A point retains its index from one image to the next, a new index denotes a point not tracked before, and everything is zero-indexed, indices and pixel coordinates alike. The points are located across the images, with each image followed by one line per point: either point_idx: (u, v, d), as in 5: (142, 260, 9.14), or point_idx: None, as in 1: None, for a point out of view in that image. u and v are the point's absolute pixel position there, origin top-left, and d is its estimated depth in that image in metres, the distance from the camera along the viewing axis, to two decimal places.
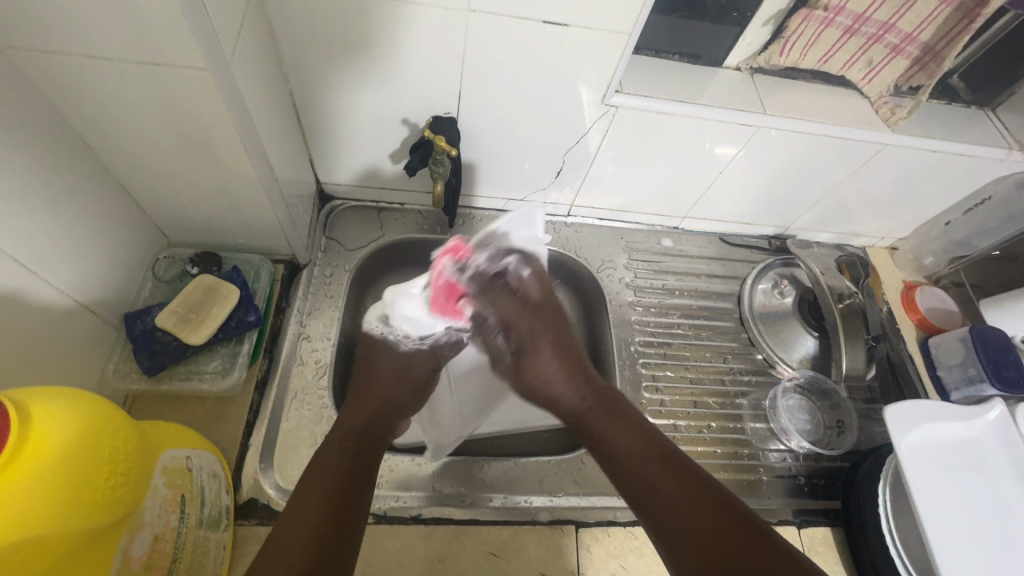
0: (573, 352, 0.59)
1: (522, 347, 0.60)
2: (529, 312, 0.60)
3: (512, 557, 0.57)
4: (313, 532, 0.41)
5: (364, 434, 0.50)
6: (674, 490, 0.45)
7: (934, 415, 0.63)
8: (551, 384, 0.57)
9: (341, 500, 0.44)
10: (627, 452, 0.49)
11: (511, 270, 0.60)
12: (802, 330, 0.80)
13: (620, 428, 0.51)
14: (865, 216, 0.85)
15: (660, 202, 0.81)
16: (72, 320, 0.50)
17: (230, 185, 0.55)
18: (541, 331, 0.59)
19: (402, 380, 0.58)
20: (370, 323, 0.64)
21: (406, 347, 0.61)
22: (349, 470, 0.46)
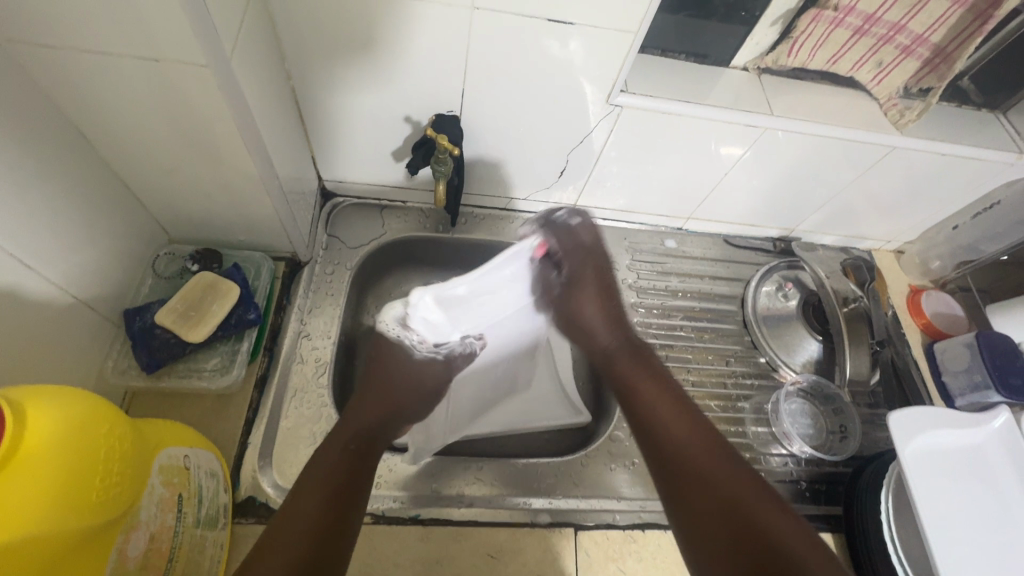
0: (616, 299, 0.62)
1: (571, 282, 0.61)
2: (580, 251, 0.62)
3: (510, 559, 0.56)
4: (310, 529, 0.41)
5: (363, 437, 0.50)
6: (699, 454, 0.47)
7: (939, 422, 0.62)
8: (591, 325, 0.61)
9: (333, 508, 0.43)
10: (649, 395, 0.53)
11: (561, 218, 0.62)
12: (806, 334, 0.80)
13: (640, 368, 0.56)
14: (872, 219, 0.84)
15: (665, 202, 0.81)
16: (71, 316, 0.50)
17: (231, 181, 0.55)
18: (585, 269, 0.61)
19: (414, 393, 0.58)
20: (385, 322, 0.60)
21: (420, 355, 0.60)
22: (346, 479, 0.46)
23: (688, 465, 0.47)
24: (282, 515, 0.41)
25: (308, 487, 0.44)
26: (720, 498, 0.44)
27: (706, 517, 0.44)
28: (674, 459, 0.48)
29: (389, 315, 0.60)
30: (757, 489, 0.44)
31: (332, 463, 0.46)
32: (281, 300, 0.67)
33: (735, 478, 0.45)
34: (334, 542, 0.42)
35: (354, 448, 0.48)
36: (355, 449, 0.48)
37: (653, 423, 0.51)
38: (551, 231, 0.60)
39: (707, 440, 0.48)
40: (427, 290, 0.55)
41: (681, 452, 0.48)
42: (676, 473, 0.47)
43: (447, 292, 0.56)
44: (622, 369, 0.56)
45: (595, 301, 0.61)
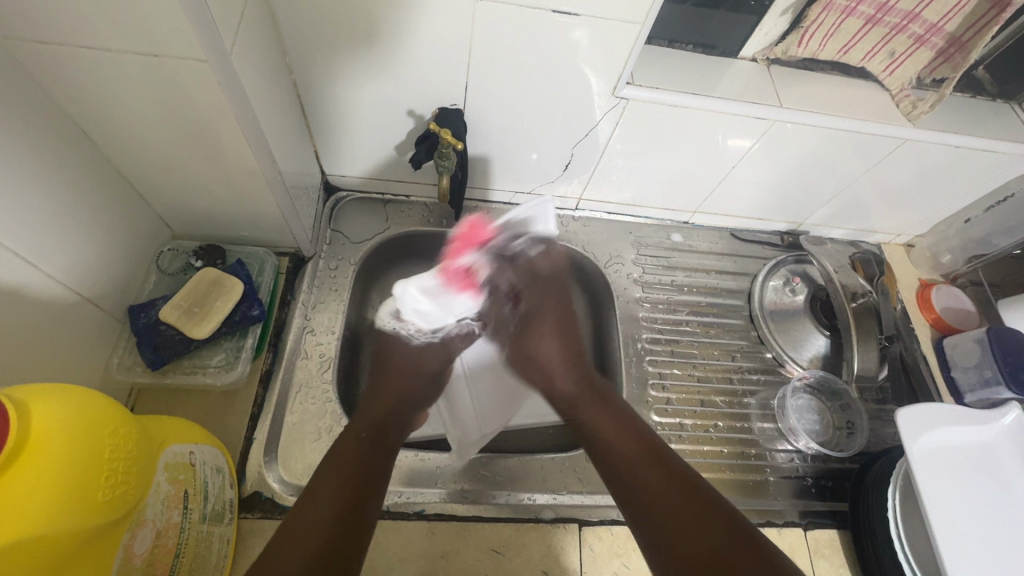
0: (570, 331, 0.66)
1: (527, 317, 0.66)
2: (537, 281, 0.66)
3: (514, 554, 0.56)
4: (330, 510, 0.43)
5: (372, 429, 0.51)
6: (659, 488, 0.47)
7: (948, 419, 0.61)
8: (548, 364, 0.62)
9: (348, 499, 0.44)
10: (614, 437, 0.52)
11: (524, 251, 0.66)
12: (813, 329, 0.79)
13: (601, 406, 0.56)
14: (881, 212, 0.83)
15: (671, 195, 0.80)
16: (75, 313, 0.50)
17: (233, 177, 0.55)
18: (535, 296, 0.67)
19: (418, 378, 0.61)
20: (382, 319, 0.67)
21: (418, 340, 0.64)
22: (362, 464, 0.47)
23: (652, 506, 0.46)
24: (297, 510, 0.42)
25: (322, 482, 0.45)
26: (687, 541, 0.43)
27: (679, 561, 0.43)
28: (643, 506, 0.47)
29: (385, 311, 0.67)
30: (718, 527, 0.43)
31: (344, 456, 0.47)
32: (285, 296, 0.67)
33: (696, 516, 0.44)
34: (353, 531, 0.43)
35: (364, 440, 0.49)
36: (366, 440, 0.49)
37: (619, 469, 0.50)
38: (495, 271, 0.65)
39: (670, 480, 0.47)
40: (408, 283, 0.60)
41: (643, 492, 0.47)
42: (644, 519, 0.46)
43: (427, 283, 0.61)
44: (584, 416, 0.56)
45: (552, 335, 0.64)
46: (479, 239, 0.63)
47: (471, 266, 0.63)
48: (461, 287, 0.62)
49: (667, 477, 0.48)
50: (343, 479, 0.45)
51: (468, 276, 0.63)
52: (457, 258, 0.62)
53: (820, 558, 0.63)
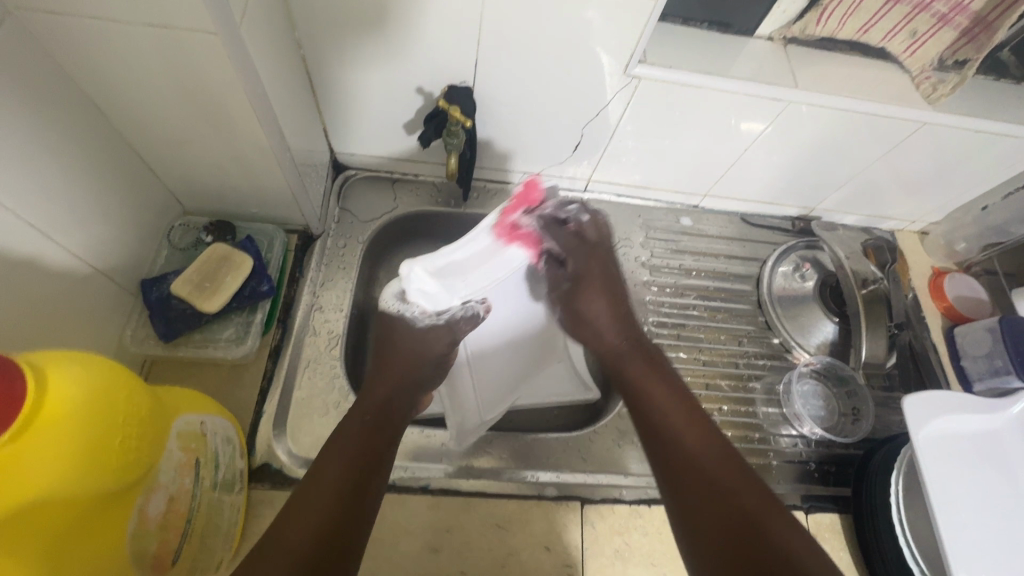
0: (624, 294, 0.61)
1: (576, 278, 0.60)
2: (586, 247, 0.59)
3: (517, 529, 0.57)
4: (335, 490, 0.43)
5: (376, 412, 0.51)
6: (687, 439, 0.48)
7: (955, 406, 0.61)
8: (598, 323, 0.60)
9: (353, 481, 0.44)
10: (654, 397, 0.52)
11: (574, 215, 0.57)
12: (821, 315, 0.78)
13: (651, 371, 0.54)
14: (896, 198, 0.81)
15: (681, 177, 0.79)
16: (88, 285, 0.51)
17: (243, 152, 0.55)
18: (593, 264, 0.60)
19: (420, 360, 0.57)
20: (386, 301, 0.59)
21: (424, 323, 0.57)
22: (368, 445, 0.47)
23: (679, 458, 0.47)
24: (301, 491, 0.42)
25: (326, 464, 0.44)
26: (716, 502, 0.44)
27: (704, 517, 0.44)
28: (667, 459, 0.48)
29: (388, 292, 0.59)
30: (750, 496, 0.43)
31: (348, 439, 0.47)
32: (294, 273, 0.68)
33: (729, 481, 0.45)
34: (354, 518, 0.43)
35: (369, 424, 0.49)
36: (371, 424, 0.49)
37: (659, 425, 0.50)
38: (552, 234, 0.55)
39: (711, 447, 0.47)
40: (415, 261, 0.50)
41: (669, 445, 0.48)
42: (668, 470, 0.48)
43: (440, 261, 0.51)
44: (628, 371, 0.55)
45: (607, 310, 0.60)
46: (533, 200, 0.50)
47: (527, 227, 0.51)
48: (510, 240, 0.51)
49: (694, 431, 0.48)
50: (347, 462, 0.45)
51: (524, 236, 0.52)
52: (508, 215, 0.49)
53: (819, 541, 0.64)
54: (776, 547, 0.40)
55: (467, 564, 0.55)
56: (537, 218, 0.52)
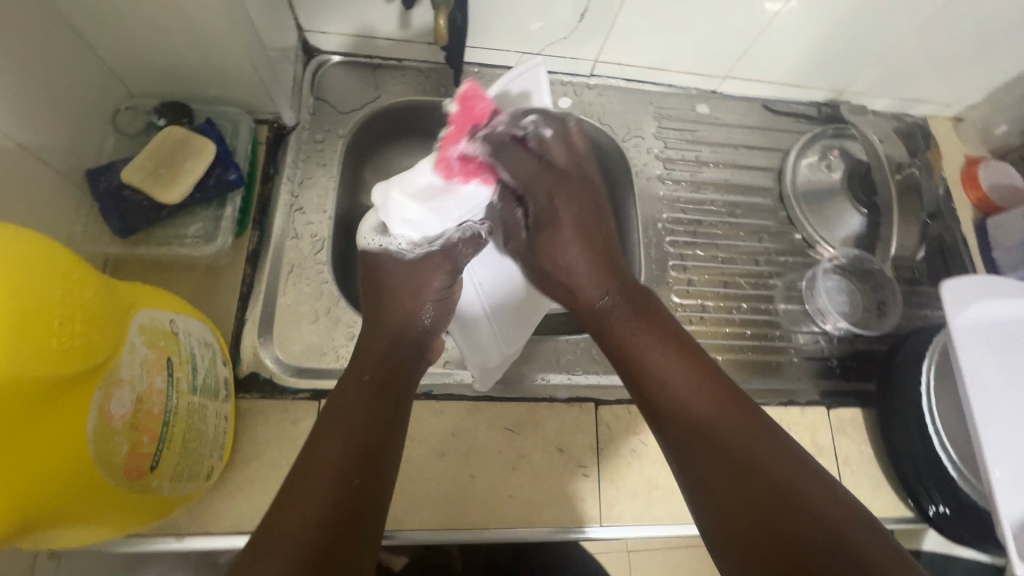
0: (602, 236, 0.52)
1: (538, 221, 0.52)
2: (554, 177, 0.51)
3: (528, 433, 0.54)
4: (339, 463, 0.37)
5: (376, 370, 0.44)
6: (709, 414, 0.40)
7: (994, 291, 0.57)
8: (571, 272, 0.51)
9: (358, 453, 0.38)
10: (661, 368, 0.44)
11: (531, 131, 0.49)
12: (849, 207, 0.72)
13: (645, 329, 0.46)
14: (938, 76, 0.73)
15: (700, 54, 0.69)
16: (23, 172, 0.43)
17: (192, 12, 0.45)
18: (568, 204, 0.51)
19: (419, 297, 0.51)
20: (364, 238, 0.54)
21: (416, 254, 0.52)
22: (373, 409, 0.41)
23: (704, 442, 0.39)
24: (300, 466, 0.37)
25: (322, 440, 0.38)
26: (733, 458, 0.38)
27: (739, 513, 0.37)
28: (686, 443, 0.40)
29: (365, 228, 0.54)
30: (772, 447, 0.39)
31: (345, 403, 0.40)
32: (267, 169, 0.60)
33: (750, 435, 0.39)
34: (366, 496, 0.36)
35: (368, 385, 0.42)
36: (371, 386, 0.42)
37: (671, 405, 0.42)
38: (504, 160, 0.49)
39: (726, 402, 0.41)
40: (390, 187, 0.47)
41: (685, 423, 0.41)
42: (686, 454, 0.40)
43: (413, 185, 0.48)
44: (617, 334, 0.47)
45: (583, 258, 0.51)
46: (477, 116, 0.48)
47: (477, 156, 0.49)
48: (465, 175, 0.50)
49: (716, 401, 0.41)
50: (346, 432, 0.39)
51: (473, 166, 0.50)
52: (451, 145, 0.48)
53: (841, 436, 0.61)
54: (808, 501, 0.36)
55: (477, 470, 0.52)
56: (484, 133, 0.48)
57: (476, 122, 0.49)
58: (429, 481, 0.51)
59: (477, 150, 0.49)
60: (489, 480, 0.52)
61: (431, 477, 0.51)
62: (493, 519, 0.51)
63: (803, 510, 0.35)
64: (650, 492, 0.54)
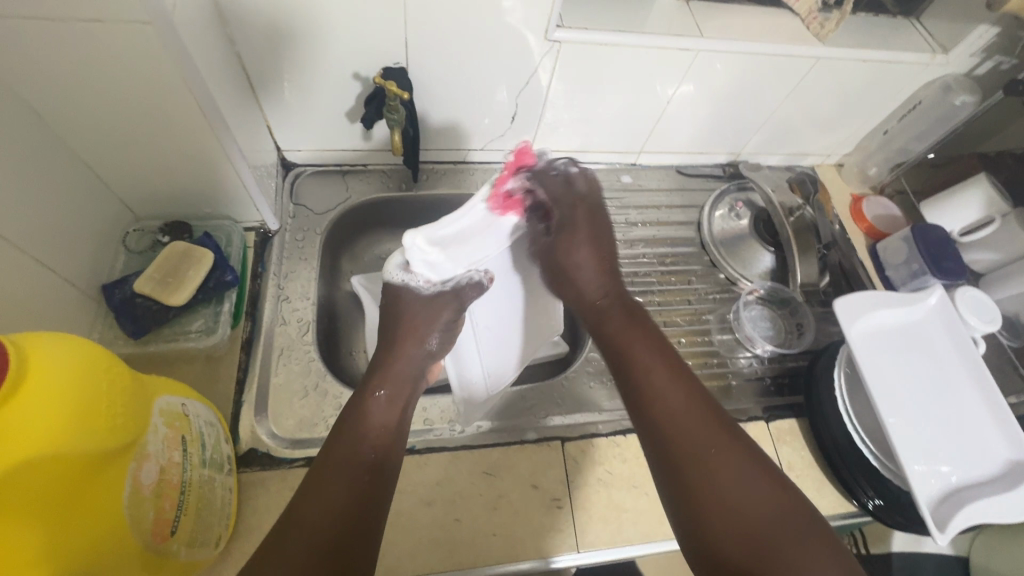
0: (607, 249, 0.64)
1: (561, 227, 0.63)
2: (555, 208, 0.61)
3: (504, 474, 0.60)
4: (359, 460, 0.48)
5: (389, 383, 0.54)
6: (682, 403, 0.51)
7: (879, 303, 0.67)
8: (580, 269, 0.63)
9: (371, 455, 0.49)
10: (646, 364, 0.54)
11: (558, 166, 0.62)
12: (759, 247, 0.84)
13: (635, 331, 0.58)
14: (812, 134, 0.89)
15: (616, 137, 0.84)
16: (50, 291, 0.51)
17: (192, 151, 0.57)
18: (569, 211, 0.62)
19: (429, 324, 0.59)
20: (390, 271, 0.60)
21: (429, 291, 0.59)
22: (384, 420, 0.52)
23: (674, 429, 0.50)
24: (323, 465, 0.47)
25: (342, 448, 0.48)
26: (693, 441, 0.49)
27: (698, 489, 0.47)
28: (660, 425, 0.51)
29: (392, 263, 0.60)
30: (724, 436, 0.49)
31: (363, 415, 0.51)
32: (256, 268, 0.69)
33: (708, 427, 0.49)
34: (376, 493, 0.47)
35: (379, 408, 0.52)
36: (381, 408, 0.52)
37: (649, 389, 0.53)
38: (540, 181, 0.59)
39: (694, 398, 0.51)
40: (419, 232, 0.50)
41: (661, 406, 0.51)
42: (660, 433, 0.50)
43: (440, 232, 0.52)
44: (611, 330, 0.59)
45: (587, 258, 0.63)
46: (523, 165, 0.57)
47: (518, 191, 0.55)
48: (505, 210, 0.55)
49: (689, 393, 0.52)
50: (361, 436, 0.49)
51: (515, 201, 0.55)
52: (502, 185, 0.54)
53: (782, 445, 0.69)
54: (740, 483, 0.46)
55: (462, 513, 0.58)
56: (528, 181, 0.57)
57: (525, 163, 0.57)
58: (418, 530, 0.56)
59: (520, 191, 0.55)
60: (474, 521, 0.57)
61: (420, 526, 0.57)
62: (479, 557, 0.56)
63: (747, 500, 0.45)
64: (620, 516, 0.60)
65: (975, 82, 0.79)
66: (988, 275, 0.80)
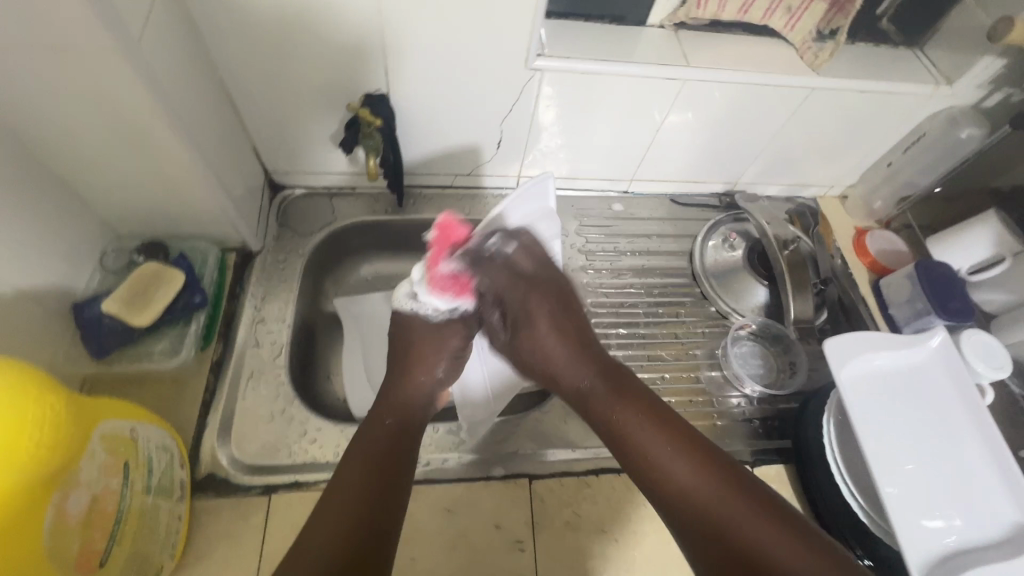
0: (574, 315, 0.63)
1: (518, 317, 0.62)
2: (524, 286, 0.62)
3: (466, 511, 0.58)
4: (363, 491, 0.47)
5: (396, 416, 0.54)
6: (695, 480, 0.48)
7: (874, 345, 0.64)
8: (551, 357, 0.60)
9: (375, 483, 0.48)
10: (642, 447, 0.51)
11: (496, 248, 0.63)
12: (752, 281, 0.81)
13: (623, 407, 0.54)
14: (813, 165, 0.86)
15: (606, 165, 0.83)
16: (18, 310, 0.52)
17: (168, 174, 0.57)
18: (529, 300, 0.62)
19: (439, 352, 0.61)
20: (398, 299, 0.64)
21: (438, 318, 0.62)
22: (391, 448, 0.51)
23: (697, 512, 0.47)
24: (328, 495, 0.46)
25: (349, 468, 0.48)
26: (717, 516, 0.46)
27: None
28: (681, 513, 0.48)
29: (400, 291, 0.64)
30: (748, 508, 0.46)
31: (369, 445, 0.50)
32: (233, 289, 0.69)
33: (728, 498, 0.47)
34: (383, 521, 0.46)
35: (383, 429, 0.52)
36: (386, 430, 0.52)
37: (657, 470, 0.50)
38: (479, 267, 0.62)
39: (708, 469, 0.49)
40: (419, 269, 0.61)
41: (677, 496, 0.48)
42: (683, 523, 0.47)
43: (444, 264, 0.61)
44: (597, 409, 0.55)
45: (555, 337, 0.60)
46: (454, 238, 0.60)
47: (456, 271, 0.61)
48: (454, 290, 0.61)
49: (698, 466, 0.49)
50: (367, 465, 0.48)
51: (460, 280, 0.62)
52: (435, 266, 0.60)
53: None
54: (786, 561, 0.43)
55: (419, 552, 0.55)
56: (460, 251, 0.61)
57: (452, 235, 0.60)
58: None
59: (454, 263, 0.61)
60: (431, 562, 0.55)
61: None
62: None
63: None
64: (586, 563, 0.57)
65: (983, 114, 0.76)
66: (1000, 317, 0.76)
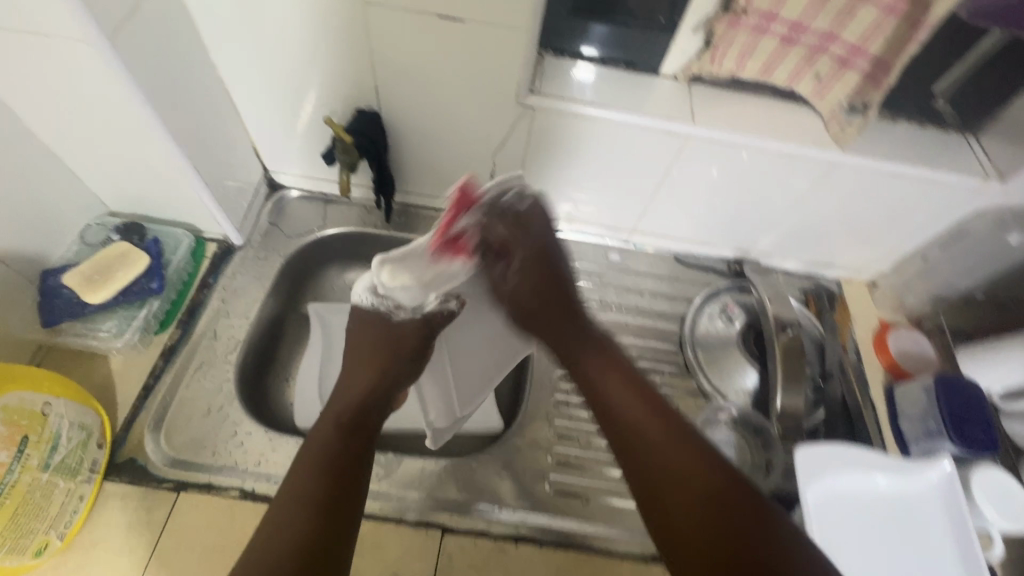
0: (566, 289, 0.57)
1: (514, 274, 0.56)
2: (517, 241, 0.55)
3: (368, 551, 0.56)
4: (312, 496, 0.43)
5: (350, 413, 0.50)
6: (673, 453, 0.43)
7: (858, 463, 0.55)
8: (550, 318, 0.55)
9: (329, 486, 0.44)
10: (619, 403, 0.47)
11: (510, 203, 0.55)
12: (744, 360, 0.75)
13: (602, 365, 0.50)
14: (837, 246, 0.78)
15: (606, 212, 0.79)
16: None
17: (150, 160, 0.59)
18: (523, 248, 0.56)
19: (390, 353, 0.56)
20: (358, 293, 0.57)
21: (400, 317, 0.56)
22: (344, 446, 0.47)
23: (670, 484, 0.42)
24: (277, 501, 0.43)
25: (294, 471, 0.45)
26: (684, 483, 0.42)
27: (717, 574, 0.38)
28: (648, 476, 0.43)
29: (360, 285, 0.56)
30: (729, 491, 0.41)
31: (323, 443, 0.47)
32: (206, 278, 0.70)
33: (704, 478, 0.42)
34: (338, 525, 0.43)
35: (341, 425, 0.49)
36: (343, 427, 0.49)
37: (630, 433, 0.45)
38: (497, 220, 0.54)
39: (679, 438, 0.44)
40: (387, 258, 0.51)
41: (651, 466, 0.43)
42: (649, 495, 0.43)
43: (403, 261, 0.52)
44: (584, 366, 0.51)
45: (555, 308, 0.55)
46: (465, 204, 0.53)
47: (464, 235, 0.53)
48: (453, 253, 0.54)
49: (676, 439, 0.44)
50: (321, 468, 0.45)
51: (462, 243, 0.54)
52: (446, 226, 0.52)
53: None
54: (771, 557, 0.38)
55: None
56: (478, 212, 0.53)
57: (469, 203, 0.53)
58: None
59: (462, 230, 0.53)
60: None
61: None
62: None
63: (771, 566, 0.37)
64: None
65: None
66: None
